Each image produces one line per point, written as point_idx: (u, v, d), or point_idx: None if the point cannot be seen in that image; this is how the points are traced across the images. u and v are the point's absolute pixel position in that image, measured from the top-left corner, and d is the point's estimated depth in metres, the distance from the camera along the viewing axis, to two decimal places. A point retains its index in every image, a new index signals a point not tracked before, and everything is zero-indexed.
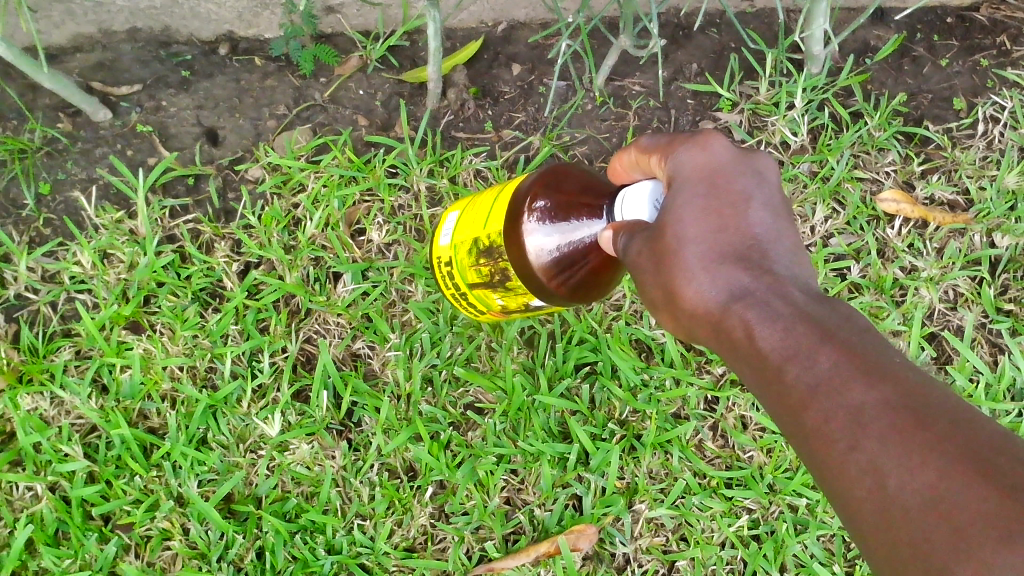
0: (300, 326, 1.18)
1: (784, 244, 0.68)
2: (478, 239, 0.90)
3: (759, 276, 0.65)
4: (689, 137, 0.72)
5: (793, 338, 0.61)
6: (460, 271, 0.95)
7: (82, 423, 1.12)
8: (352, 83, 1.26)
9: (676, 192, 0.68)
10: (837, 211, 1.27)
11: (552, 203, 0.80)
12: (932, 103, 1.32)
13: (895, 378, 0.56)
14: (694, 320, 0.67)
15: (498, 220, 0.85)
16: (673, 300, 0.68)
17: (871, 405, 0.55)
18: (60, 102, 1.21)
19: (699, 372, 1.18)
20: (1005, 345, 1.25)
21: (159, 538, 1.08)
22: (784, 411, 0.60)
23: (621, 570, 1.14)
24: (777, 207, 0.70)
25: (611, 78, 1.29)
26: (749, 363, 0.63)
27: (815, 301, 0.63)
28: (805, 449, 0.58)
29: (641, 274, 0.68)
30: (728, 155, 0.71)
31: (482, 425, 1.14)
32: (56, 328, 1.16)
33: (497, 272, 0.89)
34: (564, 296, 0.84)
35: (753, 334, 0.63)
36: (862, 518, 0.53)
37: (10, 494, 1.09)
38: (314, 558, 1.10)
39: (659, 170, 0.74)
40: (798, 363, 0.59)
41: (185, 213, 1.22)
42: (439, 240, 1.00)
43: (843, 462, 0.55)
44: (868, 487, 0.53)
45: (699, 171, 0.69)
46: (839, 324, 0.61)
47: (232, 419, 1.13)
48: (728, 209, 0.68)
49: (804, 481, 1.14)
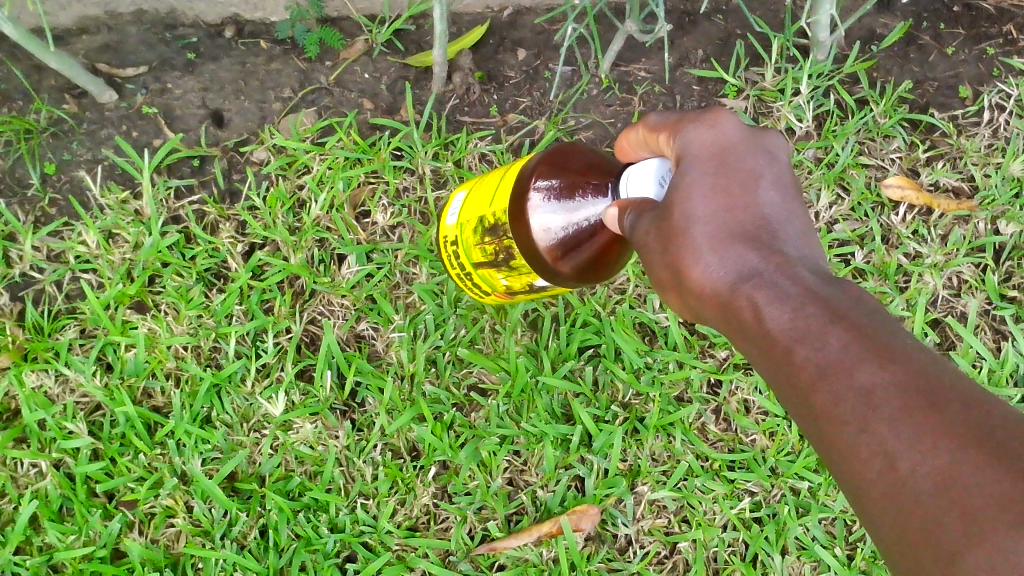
0: (304, 307, 1.18)
1: (792, 225, 0.68)
2: (484, 218, 0.90)
3: (768, 256, 0.65)
4: (697, 116, 0.72)
5: (803, 318, 0.61)
6: (466, 250, 0.95)
7: (87, 401, 1.13)
8: (357, 66, 1.26)
9: (685, 170, 0.68)
10: (841, 197, 1.27)
11: (558, 182, 0.80)
12: (938, 91, 1.32)
13: (906, 359, 0.56)
14: (702, 301, 0.68)
15: (504, 199, 0.86)
16: (681, 281, 0.68)
17: (881, 386, 0.55)
18: (66, 83, 1.20)
19: (702, 356, 1.18)
20: (1008, 332, 1.25)
21: (163, 516, 1.09)
22: (792, 393, 0.60)
23: (622, 551, 1.14)
24: (786, 186, 0.70)
25: (616, 64, 1.29)
26: (757, 343, 0.63)
27: (825, 282, 0.63)
28: (814, 431, 0.58)
29: (648, 253, 0.68)
30: (737, 134, 0.71)
31: (486, 407, 1.14)
32: (61, 307, 1.16)
33: (503, 250, 0.89)
34: (570, 277, 0.84)
35: (761, 314, 0.63)
36: (873, 502, 0.53)
37: (14, 471, 1.09)
38: (316, 537, 1.10)
39: (667, 149, 0.74)
40: (807, 344, 0.59)
41: (190, 194, 1.22)
42: (446, 220, 1.00)
43: (854, 443, 0.55)
44: (880, 470, 0.53)
45: (708, 150, 0.69)
46: (849, 305, 0.61)
47: (236, 398, 1.13)
48: (736, 188, 0.68)
49: (805, 464, 1.14)
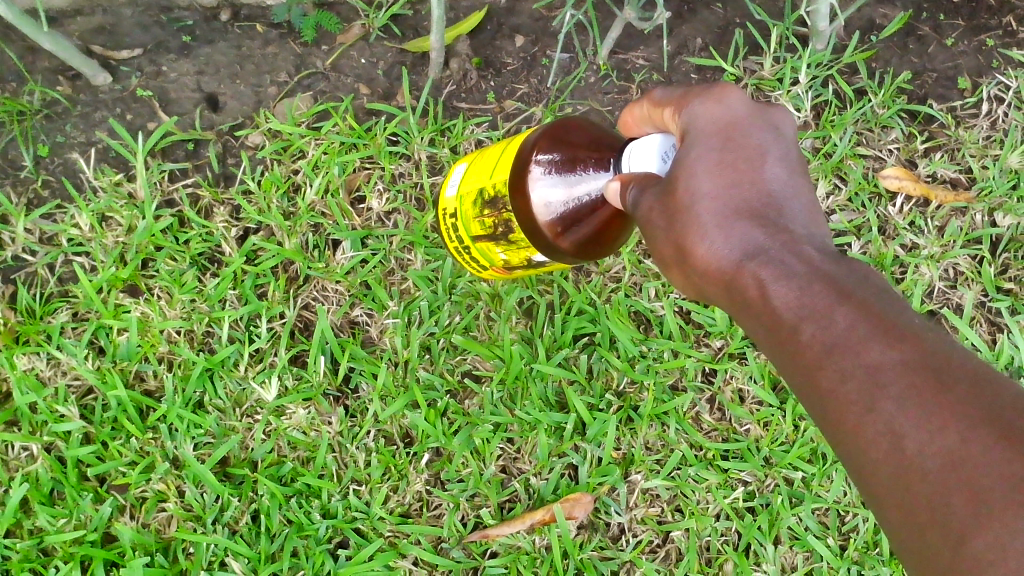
0: (298, 293, 1.18)
1: (800, 202, 0.68)
2: (484, 189, 0.90)
3: (775, 233, 0.66)
4: (704, 90, 0.72)
5: (809, 298, 0.62)
6: (464, 224, 0.95)
7: (79, 384, 1.12)
8: (354, 51, 1.25)
9: (690, 146, 0.68)
10: (838, 186, 1.27)
11: (560, 156, 0.79)
12: (937, 82, 1.31)
13: (914, 339, 0.57)
14: (707, 280, 0.68)
15: (505, 171, 0.85)
16: (685, 258, 0.68)
17: (890, 365, 0.56)
18: (60, 64, 1.19)
19: (697, 345, 1.18)
20: (1004, 324, 1.25)
21: (154, 500, 1.08)
22: (797, 370, 0.61)
23: (615, 539, 1.13)
24: (794, 163, 0.70)
25: (614, 51, 1.28)
26: (762, 322, 0.64)
27: (831, 261, 0.64)
28: (818, 409, 0.59)
29: (651, 229, 0.68)
30: (744, 108, 0.71)
31: (480, 394, 1.14)
32: (53, 290, 1.15)
33: (501, 223, 0.88)
34: (570, 253, 0.83)
35: (767, 293, 0.63)
36: (877, 481, 0.55)
37: (5, 454, 1.08)
38: (308, 523, 1.09)
39: (672, 124, 0.74)
40: (814, 322, 0.60)
41: (184, 177, 1.22)
42: (446, 192, 0.99)
43: (859, 423, 0.56)
44: (886, 450, 0.54)
45: (715, 125, 0.69)
46: (856, 285, 0.62)
47: (229, 383, 1.12)
48: (744, 164, 0.68)
49: (800, 454, 1.13)
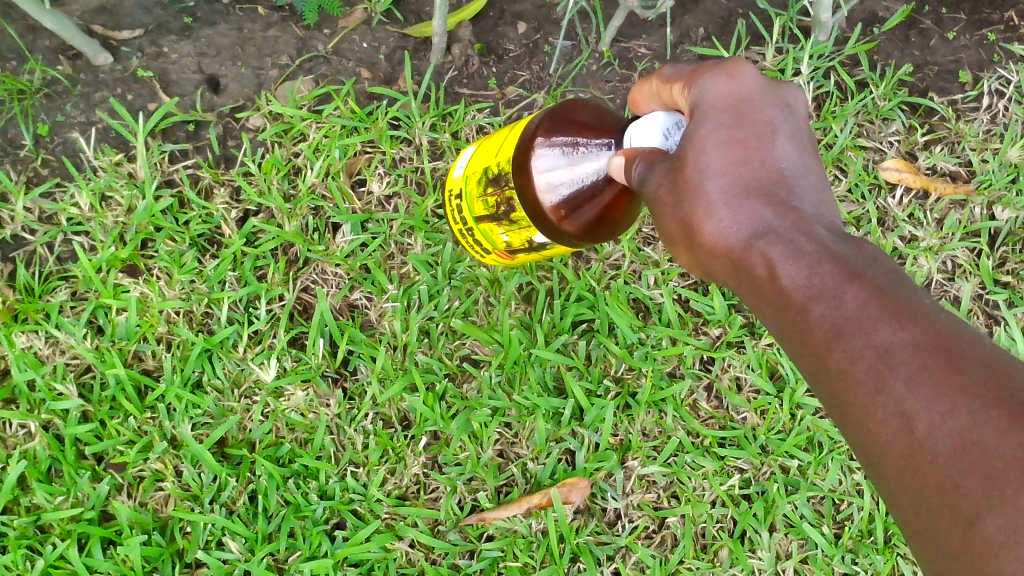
0: (297, 276, 1.18)
1: (809, 182, 0.70)
2: (489, 168, 0.90)
3: (784, 213, 0.67)
4: (714, 64, 0.72)
5: (818, 277, 0.64)
6: (469, 204, 0.95)
7: (77, 362, 1.12)
8: (356, 35, 1.25)
9: (700, 122, 0.69)
10: (838, 178, 1.27)
11: (563, 137, 0.79)
12: (938, 75, 1.31)
13: (922, 319, 0.59)
14: (714, 258, 0.70)
15: (509, 150, 0.86)
16: (694, 236, 0.70)
17: (899, 344, 0.58)
18: (61, 44, 1.19)
19: (696, 333, 1.18)
20: (1001, 317, 1.25)
21: (152, 479, 1.08)
22: (805, 349, 0.64)
23: (611, 525, 1.13)
24: (804, 141, 0.71)
25: (617, 39, 1.28)
26: (769, 300, 0.66)
27: (841, 241, 0.66)
28: (827, 388, 0.62)
29: (659, 207, 0.69)
30: (755, 86, 0.72)
31: (478, 378, 1.14)
32: (53, 268, 1.15)
33: (504, 202, 0.88)
34: (575, 235, 0.83)
35: (776, 271, 0.65)
36: (887, 460, 0.57)
37: (3, 431, 1.08)
38: (306, 503, 1.09)
39: (681, 99, 0.75)
40: (822, 302, 0.62)
41: (184, 158, 1.22)
42: (454, 173, 1.00)
43: (868, 402, 0.58)
44: (894, 430, 0.57)
45: (725, 100, 0.70)
46: (865, 264, 0.64)
47: (227, 364, 1.12)
48: (753, 142, 0.69)
49: (796, 443, 1.14)
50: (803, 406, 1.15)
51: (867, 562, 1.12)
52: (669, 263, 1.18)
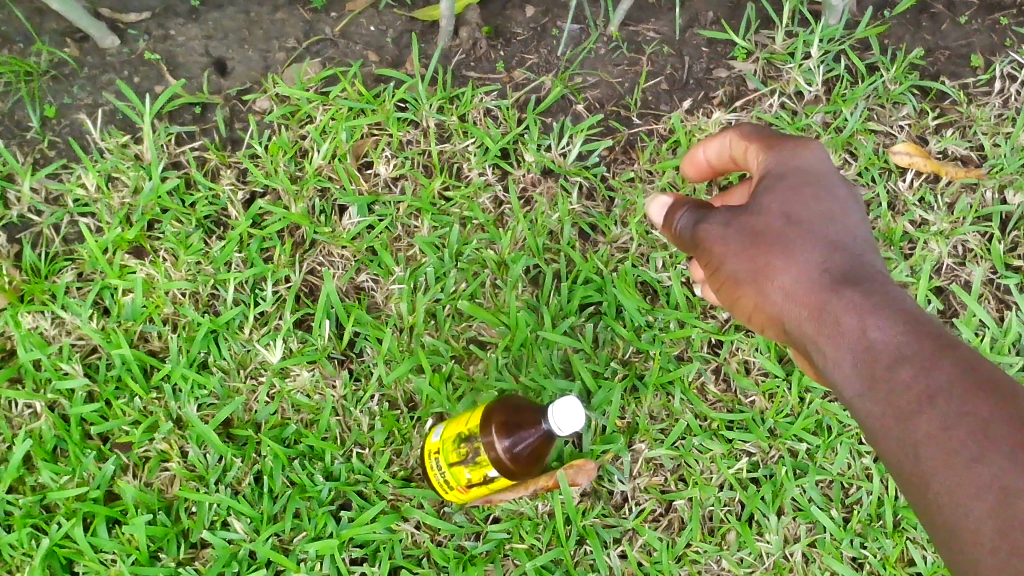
0: (303, 258, 1.17)
1: (867, 251, 0.84)
2: (461, 429, 0.99)
3: (857, 279, 0.81)
4: (795, 142, 0.89)
5: (901, 338, 0.75)
6: (445, 455, 1.00)
7: (83, 343, 1.11)
8: (363, 19, 1.26)
9: (778, 186, 0.86)
10: (848, 161, 1.25)
11: (513, 432, 0.94)
12: (949, 60, 1.30)
13: (1013, 395, 0.68)
14: (784, 298, 0.83)
15: (477, 418, 0.97)
16: (761, 278, 0.83)
17: (998, 421, 0.67)
18: (68, 26, 1.20)
19: (704, 317, 1.17)
20: (1012, 302, 1.21)
21: (158, 459, 1.07)
22: (894, 415, 0.72)
23: (618, 508, 1.11)
24: (861, 215, 0.87)
25: (626, 23, 1.28)
26: (846, 349, 0.78)
27: (924, 319, 0.77)
28: (911, 444, 0.70)
29: (732, 252, 0.84)
30: (826, 166, 0.88)
31: (485, 360, 1.13)
32: (59, 249, 1.15)
33: (473, 451, 0.97)
34: (527, 455, 0.94)
35: (858, 321, 0.77)
36: (983, 519, 0.64)
37: (10, 411, 1.08)
38: (311, 484, 1.08)
39: (756, 159, 0.92)
40: (908, 360, 0.73)
41: (191, 141, 1.22)
42: (433, 437, 1.04)
43: (965, 472, 0.66)
44: (993, 497, 0.64)
45: (801, 171, 0.87)
46: (958, 345, 0.73)
47: (233, 345, 1.12)
48: (822, 205, 0.85)
49: (805, 426, 1.11)
50: (812, 390, 1.13)
51: (875, 546, 1.10)
52: (676, 247, 1.18)
